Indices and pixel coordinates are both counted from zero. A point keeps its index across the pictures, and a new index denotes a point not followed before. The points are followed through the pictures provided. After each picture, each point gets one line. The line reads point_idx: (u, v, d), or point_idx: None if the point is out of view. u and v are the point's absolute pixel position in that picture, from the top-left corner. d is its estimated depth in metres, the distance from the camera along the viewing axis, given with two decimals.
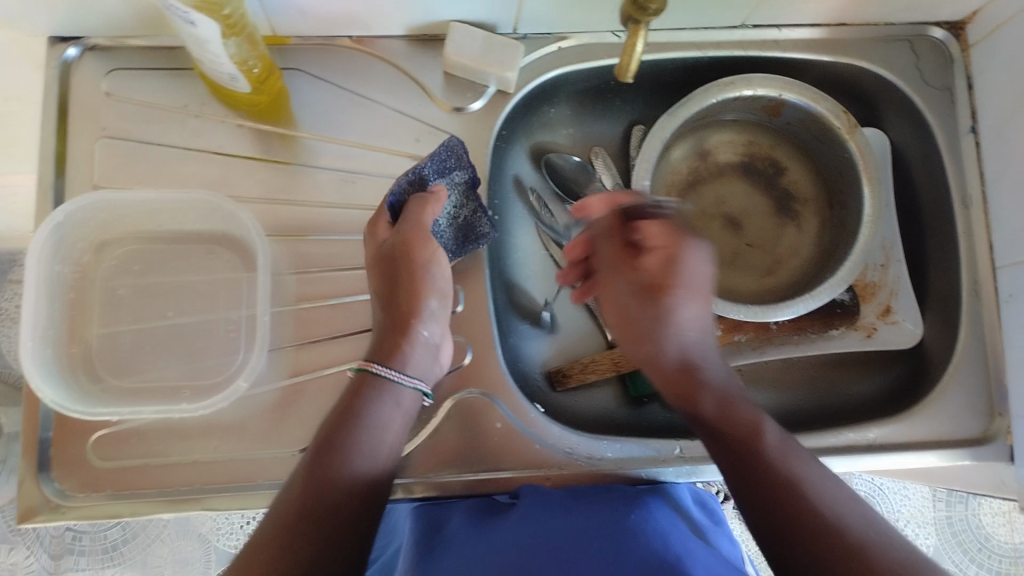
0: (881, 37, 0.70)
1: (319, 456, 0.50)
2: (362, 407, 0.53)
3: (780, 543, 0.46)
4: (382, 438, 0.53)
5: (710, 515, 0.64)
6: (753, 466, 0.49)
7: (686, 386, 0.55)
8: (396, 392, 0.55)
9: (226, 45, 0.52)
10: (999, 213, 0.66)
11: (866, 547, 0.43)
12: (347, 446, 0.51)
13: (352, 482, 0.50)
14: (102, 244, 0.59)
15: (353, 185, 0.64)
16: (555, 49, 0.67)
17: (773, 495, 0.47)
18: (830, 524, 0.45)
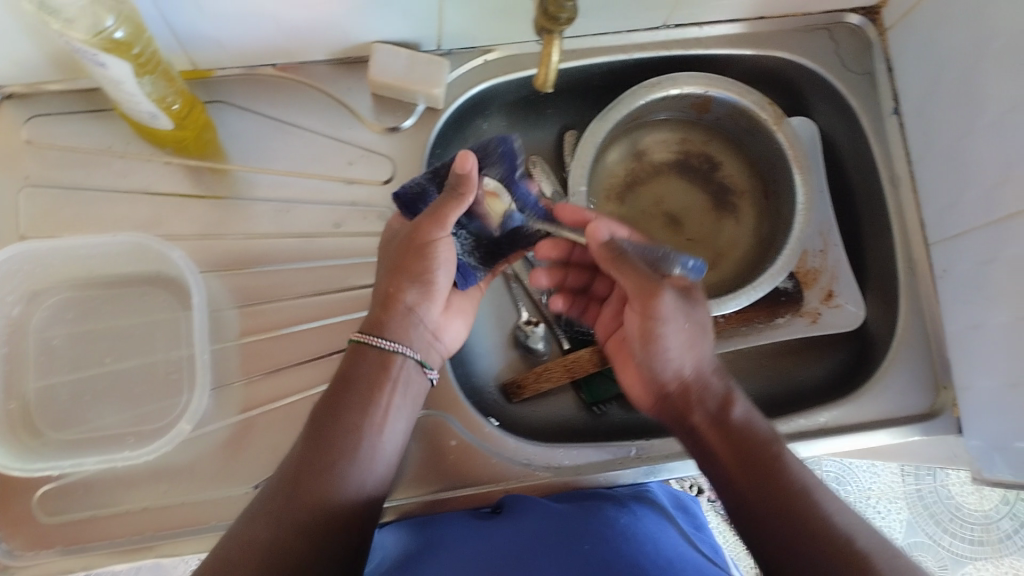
0: (799, 27, 0.71)
1: (314, 437, 0.50)
2: (360, 383, 0.53)
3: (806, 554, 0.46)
4: (383, 401, 0.53)
5: (692, 520, 0.65)
6: (775, 479, 0.49)
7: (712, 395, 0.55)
8: (394, 360, 0.54)
9: (141, 84, 0.51)
10: (926, 190, 0.67)
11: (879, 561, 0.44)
12: (344, 412, 0.51)
13: (349, 448, 0.50)
14: (34, 294, 0.58)
15: (288, 214, 0.63)
16: (481, 63, 0.67)
17: (801, 514, 0.47)
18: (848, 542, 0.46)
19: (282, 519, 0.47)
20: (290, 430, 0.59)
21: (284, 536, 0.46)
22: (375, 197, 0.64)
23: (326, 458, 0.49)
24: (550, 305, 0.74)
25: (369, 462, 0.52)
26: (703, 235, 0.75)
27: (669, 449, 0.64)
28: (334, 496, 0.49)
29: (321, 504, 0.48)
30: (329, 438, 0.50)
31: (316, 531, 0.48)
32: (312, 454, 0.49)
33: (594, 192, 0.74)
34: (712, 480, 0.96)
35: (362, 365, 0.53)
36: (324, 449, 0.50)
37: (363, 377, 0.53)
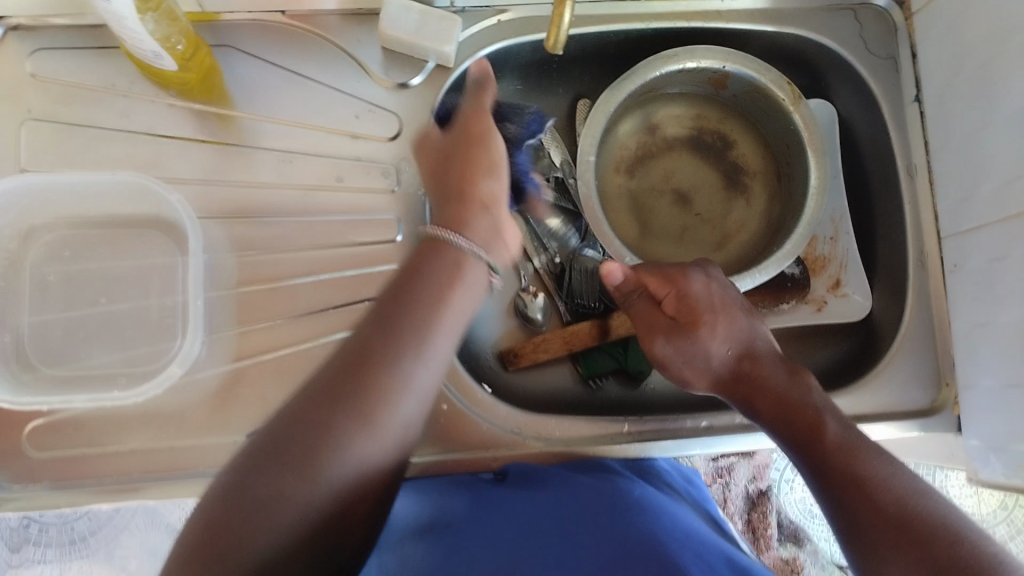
0: (824, 6, 0.69)
1: (385, 327, 0.47)
2: (434, 280, 0.50)
3: (859, 534, 0.46)
4: (456, 305, 0.50)
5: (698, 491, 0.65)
6: (820, 463, 0.50)
7: (757, 388, 0.55)
8: (466, 261, 0.52)
9: (144, 21, 0.50)
10: (942, 182, 0.66)
11: (943, 535, 0.44)
12: (418, 309, 0.48)
13: (417, 348, 0.47)
14: (30, 230, 0.57)
15: (290, 165, 0.62)
16: (495, 23, 0.66)
17: (851, 499, 0.47)
18: (908, 514, 0.45)
19: (342, 409, 0.44)
20: (280, 382, 0.59)
21: (344, 421, 0.44)
22: (380, 154, 0.63)
23: (397, 350, 0.46)
24: (551, 275, 0.73)
25: (436, 361, 0.48)
26: (712, 214, 0.74)
27: (661, 428, 0.63)
28: (395, 390, 0.46)
29: (384, 394, 0.45)
30: (400, 331, 0.47)
31: (375, 422, 0.45)
32: (380, 346, 0.46)
33: (603, 164, 0.73)
34: (710, 465, 0.95)
35: (436, 259, 0.51)
36: (394, 339, 0.47)
37: (434, 275, 0.50)
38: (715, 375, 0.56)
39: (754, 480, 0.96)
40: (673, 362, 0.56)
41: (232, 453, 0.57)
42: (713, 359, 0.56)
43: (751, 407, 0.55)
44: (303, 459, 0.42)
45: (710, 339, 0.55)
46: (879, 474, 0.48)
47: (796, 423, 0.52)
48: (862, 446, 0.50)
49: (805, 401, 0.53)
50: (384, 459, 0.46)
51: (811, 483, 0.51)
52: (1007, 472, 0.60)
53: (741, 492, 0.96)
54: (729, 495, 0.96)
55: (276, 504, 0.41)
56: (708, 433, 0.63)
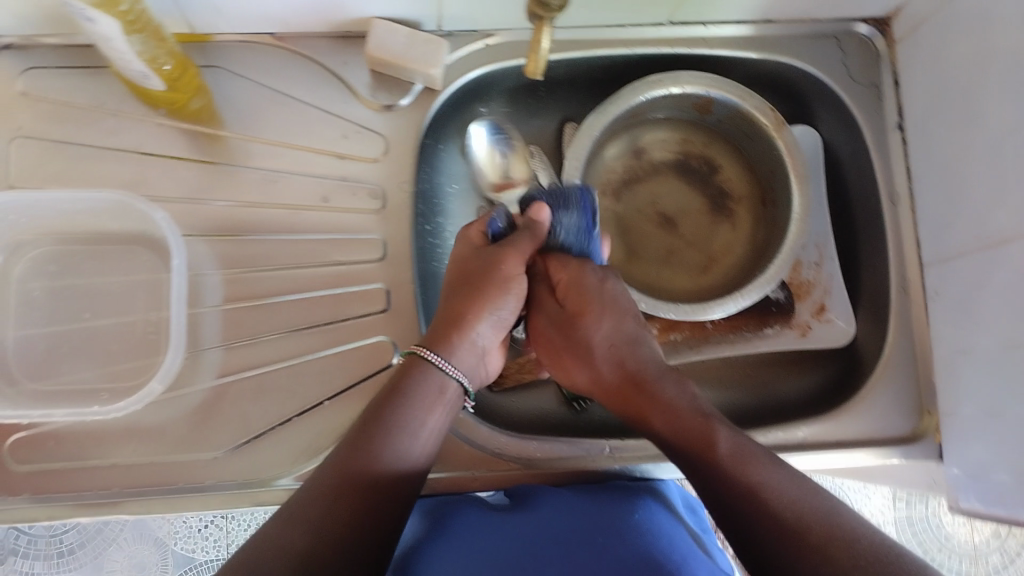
0: (807, 34, 0.71)
1: (359, 443, 0.49)
2: (413, 398, 0.52)
3: (759, 549, 0.46)
4: (425, 420, 0.52)
5: (699, 522, 0.64)
6: (717, 478, 0.49)
7: (646, 398, 0.54)
8: (443, 382, 0.53)
9: (131, 43, 0.51)
10: (924, 208, 0.66)
11: (832, 543, 0.43)
12: (390, 424, 0.50)
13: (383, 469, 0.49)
14: (17, 245, 0.58)
15: (276, 185, 0.63)
16: (482, 46, 0.67)
17: (742, 508, 0.47)
18: (804, 525, 0.45)
19: (331, 522, 0.46)
20: (261, 399, 0.59)
21: (365, 451, 0.49)
22: (366, 174, 0.64)
23: (406, 400, 0.52)
24: None
25: (437, 403, 0.53)
26: (696, 238, 0.74)
27: (642, 449, 0.62)
28: (408, 435, 0.51)
29: (396, 426, 0.50)
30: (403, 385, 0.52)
31: (387, 446, 0.50)
32: (362, 461, 0.48)
33: (590, 187, 0.73)
34: None
35: (415, 377, 0.53)
36: (403, 388, 0.52)
37: (414, 395, 0.52)
38: (602, 372, 0.56)
39: None
40: (563, 348, 0.58)
41: (211, 470, 0.57)
42: (603, 353, 0.56)
43: (642, 413, 0.54)
44: (333, 484, 0.47)
45: (595, 327, 0.56)
46: (768, 484, 0.47)
47: (688, 438, 0.51)
48: (747, 453, 0.49)
49: (694, 411, 0.52)
50: (404, 475, 0.50)
51: (710, 503, 0.50)
52: (985, 501, 0.60)
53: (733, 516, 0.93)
54: (721, 519, 0.92)
55: (305, 520, 0.45)
56: None
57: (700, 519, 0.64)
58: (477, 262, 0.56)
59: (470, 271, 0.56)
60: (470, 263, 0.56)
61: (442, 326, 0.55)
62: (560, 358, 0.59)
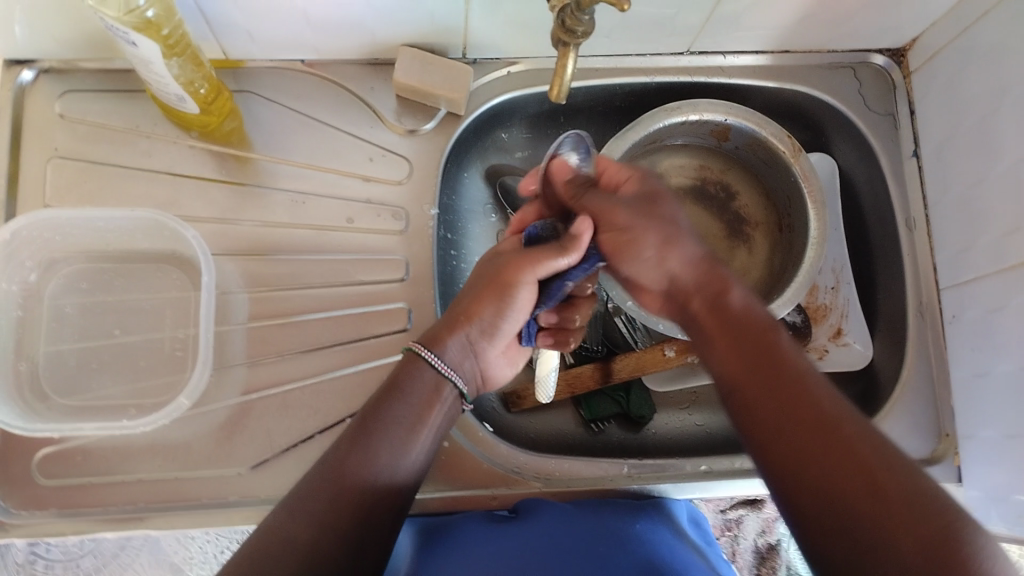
0: (824, 64, 0.72)
1: (357, 438, 0.49)
2: (411, 396, 0.52)
3: (801, 438, 0.44)
4: (423, 419, 0.52)
5: (703, 534, 0.62)
6: (770, 364, 0.48)
7: (720, 281, 0.53)
8: (437, 380, 0.54)
9: (169, 66, 0.53)
10: (941, 234, 0.67)
11: (868, 436, 0.43)
12: (387, 421, 0.50)
13: (379, 469, 0.49)
14: (52, 262, 0.59)
15: (303, 206, 0.64)
16: (505, 74, 0.69)
17: (788, 390, 0.46)
18: (839, 415, 0.44)
19: (326, 521, 0.46)
20: (286, 416, 0.60)
21: (353, 462, 0.48)
22: (390, 196, 0.65)
23: (395, 411, 0.51)
24: None
25: (428, 410, 0.53)
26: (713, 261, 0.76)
27: (660, 470, 0.63)
28: (405, 432, 0.51)
29: (384, 436, 0.50)
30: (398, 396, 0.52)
31: (376, 458, 0.49)
32: (359, 457, 0.48)
33: None
34: (718, 516, 0.82)
35: (410, 375, 0.53)
36: (395, 399, 0.51)
37: (413, 392, 0.52)
38: (682, 262, 0.53)
39: (763, 534, 0.84)
40: (636, 226, 0.53)
41: (236, 485, 0.58)
42: (683, 246, 0.53)
43: (714, 301, 0.52)
44: (322, 496, 0.46)
45: (686, 245, 0.53)
46: (820, 383, 0.47)
47: (748, 323, 0.50)
48: (800, 353, 0.49)
49: (759, 310, 0.52)
50: (397, 483, 0.50)
51: (743, 392, 0.48)
52: (1010, 524, 0.60)
53: (750, 547, 0.85)
54: (736, 549, 0.84)
55: (297, 534, 0.45)
56: (707, 477, 0.62)
57: (705, 533, 0.62)
58: (491, 267, 0.57)
59: (483, 273, 0.57)
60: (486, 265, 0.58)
61: (442, 333, 0.55)
62: (624, 241, 0.53)
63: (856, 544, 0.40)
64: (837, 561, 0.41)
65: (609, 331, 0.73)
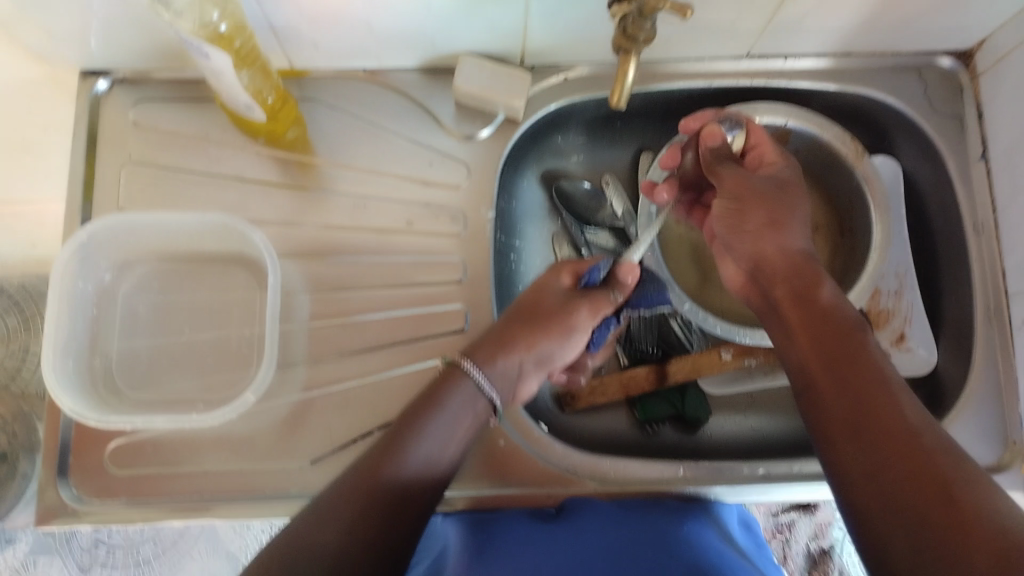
0: (887, 67, 0.71)
1: (388, 446, 0.50)
2: (446, 407, 0.53)
3: (872, 436, 0.44)
4: (454, 431, 0.53)
5: (753, 538, 0.62)
6: (855, 355, 0.48)
7: (814, 279, 0.53)
8: (477, 396, 0.54)
9: (239, 76, 0.55)
10: (1011, 239, 0.65)
11: (944, 449, 0.42)
12: (419, 431, 0.51)
13: (405, 477, 0.49)
14: (126, 264, 0.62)
15: (364, 209, 0.66)
16: (562, 80, 0.69)
17: (865, 396, 0.46)
18: (916, 428, 0.43)
19: (352, 525, 0.46)
20: (345, 414, 0.61)
21: (385, 463, 0.49)
22: (448, 200, 0.66)
23: (430, 421, 0.52)
24: None
25: (460, 414, 0.53)
26: None
27: (717, 473, 0.61)
28: (434, 443, 0.51)
29: (415, 439, 0.51)
30: (430, 399, 0.53)
31: (404, 458, 0.50)
32: (388, 464, 0.49)
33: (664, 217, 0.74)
34: (768, 519, 0.82)
35: (441, 382, 0.54)
36: (429, 404, 0.52)
37: (449, 405, 0.53)
38: (785, 248, 0.54)
39: (818, 539, 0.83)
40: (751, 199, 0.56)
41: (296, 480, 0.59)
42: (794, 233, 0.55)
43: (801, 298, 0.52)
44: (354, 493, 0.47)
45: (792, 234, 0.55)
46: (904, 388, 0.46)
47: (837, 319, 0.50)
48: (886, 359, 0.48)
49: (852, 313, 0.51)
50: (425, 483, 0.50)
51: (823, 377, 0.48)
52: None
53: (801, 552, 0.83)
54: (788, 554, 0.82)
55: (326, 526, 0.46)
56: (765, 480, 0.61)
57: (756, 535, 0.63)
58: (554, 302, 0.60)
59: (544, 309, 0.59)
60: (543, 299, 0.60)
61: (493, 348, 0.56)
62: (741, 207, 0.56)
63: (921, 547, 0.40)
64: (900, 561, 0.41)
65: (664, 334, 0.72)
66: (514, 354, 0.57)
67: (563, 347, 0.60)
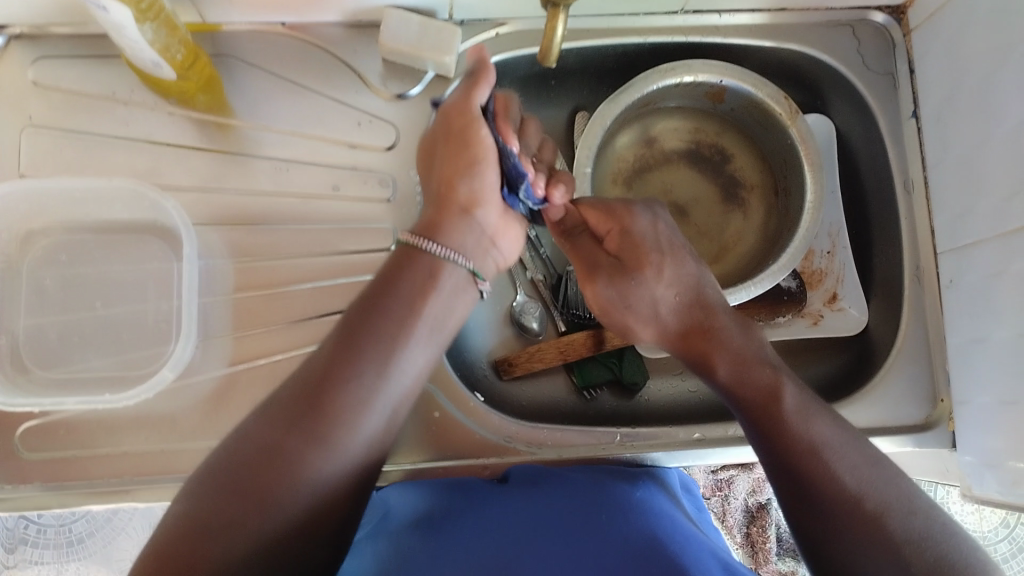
0: (822, 22, 0.70)
1: (345, 339, 0.50)
2: (400, 287, 0.52)
3: (808, 510, 0.49)
4: (416, 313, 0.52)
5: (693, 502, 0.62)
6: (771, 429, 0.52)
7: (706, 348, 0.57)
8: (440, 264, 0.55)
9: (143, 31, 0.51)
10: (939, 199, 0.66)
11: (888, 512, 0.47)
12: (378, 311, 0.51)
13: (367, 371, 0.49)
14: (29, 234, 0.58)
15: (287, 173, 0.63)
16: (493, 35, 0.67)
17: (806, 468, 0.50)
18: (859, 493, 0.48)
19: (305, 422, 0.47)
20: (273, 387, 0.59)
21: (337, 390, 0.48)
22: (377, 163, 0.64)
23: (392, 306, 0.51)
24: (548, 286, 0.72)
25: (425, 344, 0.53)
26: (708, 227, 0.74)
27: (654, 438, 0.62)
28: (396, 333, 0.51)
29: (370, 373, 0.49)
30: (399, 332, 0.51)
31: (368, 418, 0.49)
32: (349, 359, 0.49)
33: (601, 177, 0.73)
34: (708, 477, 0.83)
35: (412, 269, 0.53)
36: (385, 308, 0.51)
37: (408, 281, 0.53)
38: (663, 319, 0.59)
39: (755, 493, 0.85)
40: (623, 298, 0.60)
41: None
42: (654, 306, 0.59)
43: (711, 371, 0.56)
44: (315, 413, 0.47)
45: (650, 299, 0.59)
46: (831, 444, 0.50)
47: (750, 391, 0.54)
48: (811, 416, 0.52)
49: (763, 362, 0.55)
50: (383, 410, 0.50)
51: (761, 456, 0.53)
52: (1003, 490, 0.60)
53: (740, 506, 0.85)
54: (727, 509, 0.85)
55: (284, 479, 0.45)
56: (700, 446, 0.61)
57: (695, 499, 0.63)
58: (450, 162, 0.56)
59: (481, 216, 0.58)
60: (472, 191, 0.57)
61: (431, 217, 0.57)
62: (620, 318, 0.61)
63: None
64: None
65: None
66: (467, 234, 0.57)
67: (512, 246, 0.62)
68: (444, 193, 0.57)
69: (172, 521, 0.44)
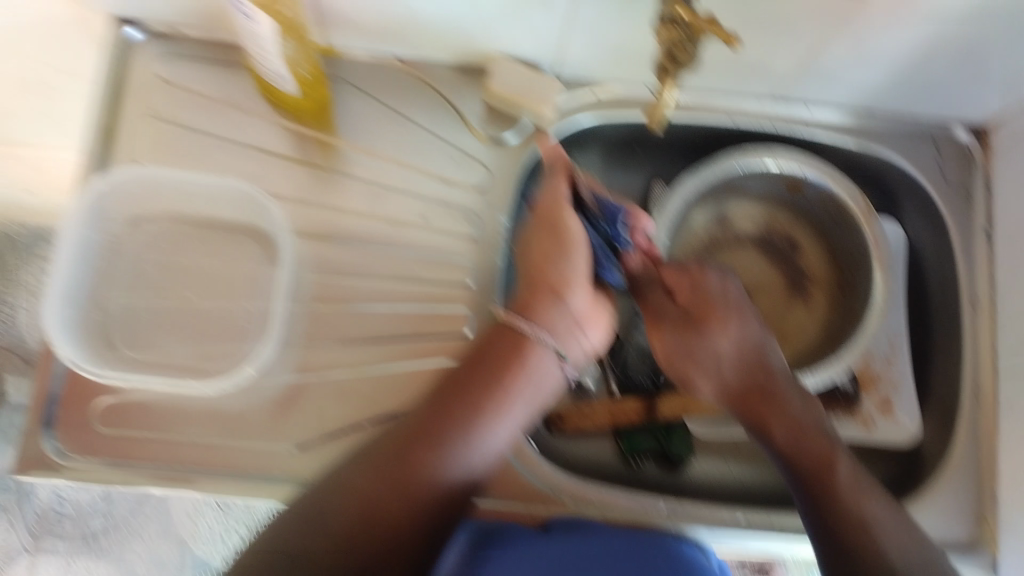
0: (906, 131, 0.73)
1: (444, 397, 0.54)
2: (497, 354, 0.56)
3: None
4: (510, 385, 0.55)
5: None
6: (824, 501, 0.53)
7: (765, 411, 0.58)
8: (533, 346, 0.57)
9: (281, 45, 0.55)
10: (1007, 319, 0.67)
11: None
12: (478, 373, 0.55)
13: (462, 430, 0.53)
14: (137, 219, 0.61)
15: (382, 198, 0.65)
16: (591, 96, 0.69)
17: (855, 546, 0.51)
18: None
19: (401, 467, 0.50)
20: (337, 400, 0.61)
21: (433, 443, 0.52)
22: (466, 201, 0.66)
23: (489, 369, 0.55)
24: (607, 348, 0.73)
25: (519, 412, 0.56)
26: (772, 314, 0.75)
27: (696, 514, 0.62)
28: (493, 398, 0.54)
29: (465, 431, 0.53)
30: (495, 397, 0.55)
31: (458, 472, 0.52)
32: (446, 416, 0.53)
33: (672, 249, 0.74)
34: None
35: (507, 341, 0.56)
36: (483, 372, 0.55)
37: (502, 352, 0.56)
38: (723, 375, 0.60)
39: None
40: (686, 350, 0.60)
41: (282, 461, 0.59)
42: (715, 361, 0.60)
43: (764, 433, 0.57)
44: (411, 461, 0.51)
45: (711, 354, 0.60)
46: (881, 524, 0.52)
47: (805, 459, 0.55)
48: (861, 493, 0.53)
49: (819, 433, 0.56)
50: (475, 468, 0.53)
51: (808, 525, 0.54)
52: None
53: None
54: None
55: (376, 517, 0.49)
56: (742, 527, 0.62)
57: None
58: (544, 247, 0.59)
59: (572, 300, 0.58)
60: (567, 276, 0.58)
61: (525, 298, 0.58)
62: (680, 371, 0.61)
63: None
64: None
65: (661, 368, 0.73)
66: (559, 322, 0.58)
67: (601, 336, 0.62)
68: (537, 279, 0.58)
69: (270, 539, 0.48)
